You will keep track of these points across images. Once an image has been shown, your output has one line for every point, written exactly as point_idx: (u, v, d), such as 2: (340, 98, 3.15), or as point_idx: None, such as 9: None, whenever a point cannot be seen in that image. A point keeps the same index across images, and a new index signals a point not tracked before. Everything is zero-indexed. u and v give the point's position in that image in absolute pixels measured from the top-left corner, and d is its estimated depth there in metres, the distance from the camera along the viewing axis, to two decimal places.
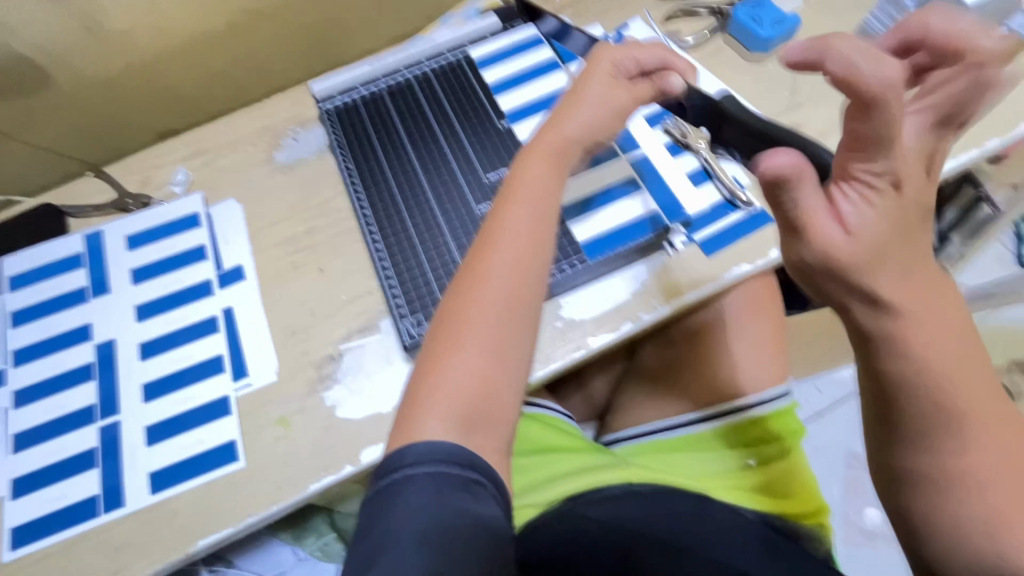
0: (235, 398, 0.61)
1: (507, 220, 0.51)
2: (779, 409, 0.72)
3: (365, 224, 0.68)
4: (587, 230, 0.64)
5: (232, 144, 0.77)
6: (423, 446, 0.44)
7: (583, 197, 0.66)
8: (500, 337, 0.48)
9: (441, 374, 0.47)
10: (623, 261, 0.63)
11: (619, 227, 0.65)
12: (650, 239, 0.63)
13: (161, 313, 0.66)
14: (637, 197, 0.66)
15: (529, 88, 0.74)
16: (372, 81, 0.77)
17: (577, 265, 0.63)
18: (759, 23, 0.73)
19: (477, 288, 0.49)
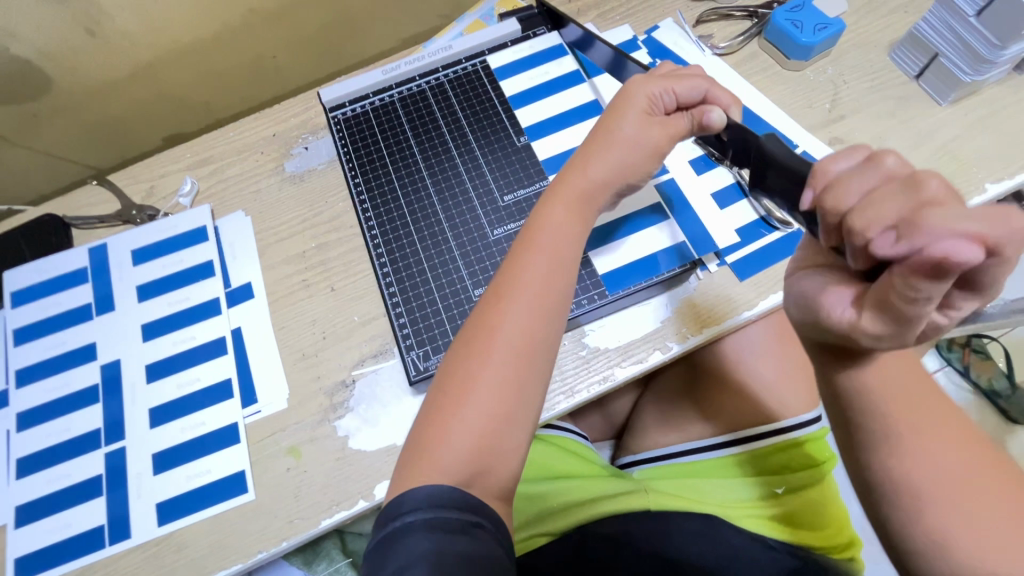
0: (244, 425, 0.58)
1: (526, 261, 0.50)
2: (807, 436, 0.68)
3: (372, 244, 0.65)
4: (608, 259, 0.59)
5: (240, 153, 0.74)
6: (428, 490, 0.41)
7: (604, 225, 0.61)
8: (520, 375, 0.46)
9: (453, 417, 0.45)
10: (644, 295, 0.59)
11: (643, 260, 0.59)
12: (674, 273, 0.58)
13: (167, 334, 0.63)
14: (662, 226, 0.60)
15: (550, 101, 0.70)
16: (385, 89, 0.73)
17: (596, 299, 0.58)
18: (799, 27, 0.68)
19: (491, 337, 0.47)
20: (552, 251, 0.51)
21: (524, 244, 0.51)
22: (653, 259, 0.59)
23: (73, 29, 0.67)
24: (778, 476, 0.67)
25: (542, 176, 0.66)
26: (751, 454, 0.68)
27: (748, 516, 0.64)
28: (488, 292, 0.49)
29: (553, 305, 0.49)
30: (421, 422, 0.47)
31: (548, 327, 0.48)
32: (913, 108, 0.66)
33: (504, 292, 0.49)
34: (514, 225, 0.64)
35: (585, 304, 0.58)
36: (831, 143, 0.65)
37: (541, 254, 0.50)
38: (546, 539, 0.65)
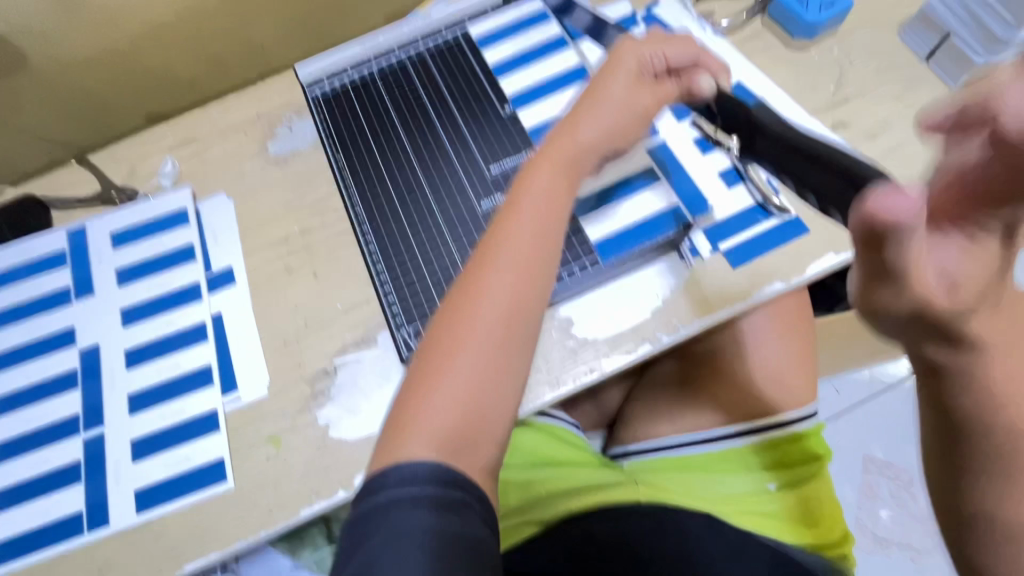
0: (224, 413, 0.57)
1: (511, 230, 0.48)
2: (800, 432, 0.68)
3: (358, 223, 0.64)
4: (598, 223, 0.59)
5: (223, 133, 0.72)
6: (414, 468, 0.40)
7: (601, 190, 0.60)
8: (499, 352, 0.44)
9: (431, 396, 0.43)
10: (642, 260, 0.58)
11: (629, 224, 0.59)
12: (671, 236, 0.58)
13: (146, 319, 0.62)
14: (657, 190, 0.60)
15: (537, 68, 0.67)
16: (365, 64, 0.71)
17: (588, 267, 0.58)
18: (804, 3, 0.65)
19: (473, 307, 0.45)
20: (541, 219, 0.48)
21: (508, 211, 0.49)
22: (641, 223, 0.59)
23: None
24: (773, 472, 0.67)
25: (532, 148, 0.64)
26: (749, 448, 0.68)
27: (743, 512, 0.63)
28: (468, 268, 0.47)
29: (534, 288, 0.47)
30: (396, 405, 0.45)
31: (535, 309, 0.47)
32: (922, 92, 0.63)
33: (482, 266, 0.47)
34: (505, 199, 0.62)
35: (569, 266, 0.58)
36: (834, 128, 0.62)
37: (523, 223, 0.48)
38: (535, 528, 0.64)
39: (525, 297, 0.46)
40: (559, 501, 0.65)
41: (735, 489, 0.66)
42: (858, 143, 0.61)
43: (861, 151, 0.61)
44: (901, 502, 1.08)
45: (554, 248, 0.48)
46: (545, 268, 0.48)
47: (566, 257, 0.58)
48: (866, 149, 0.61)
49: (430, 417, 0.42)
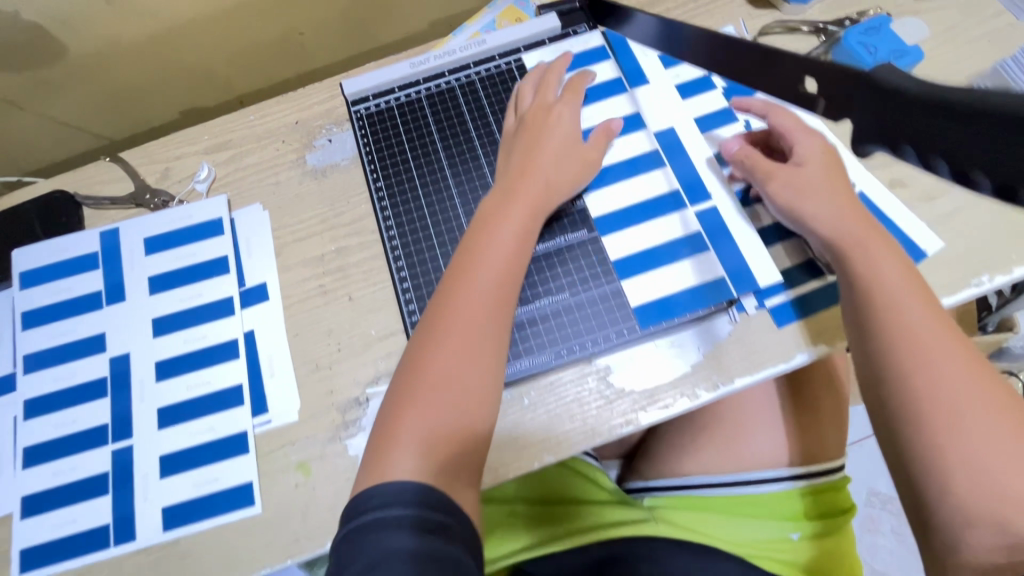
0: (253, 435, 0.57)
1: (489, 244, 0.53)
2: (824, 484, 0.69)
3: (393, 256, 0.62)
4: (636, 288, 0.56)
5: (260, 139, 0.70)
6: (401, 484, 0.43)
7: (641, 252, 0.58)
8: (471, 372, 0.49)
9: (421, 406, 0.47)
10: (677, 332, 0.56)
11: (671, 291, 0.56)
12: (706, 311, 0.55)
13: (177, 332, 0.61)
14: (699, 257, 0.57)
15: (600, 107, 0.63)
16: (412, 83, 0.68)
17: (624, 333, 0.56)
18: (872, 54, 0.62)
19: (450, 316, 0.50)
20: (503, 260, 0.53)
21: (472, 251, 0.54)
22: (689, 287, 0.56)
23: None
24: (795, 521, 0.66)
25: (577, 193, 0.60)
26: (774, 494, 0.67)
27: (768, 558, 0.63)
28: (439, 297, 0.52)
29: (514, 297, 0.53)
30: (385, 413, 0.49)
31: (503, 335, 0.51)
32: None
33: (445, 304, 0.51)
34: (555, 240, 0.59)
35: (608, 329, 0.56)
36: (891, 185, 0.60)
37: (483, 265, 0.53)
38: (547, 552, 0.64)
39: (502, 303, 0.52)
40: (577, 535, 0.65)
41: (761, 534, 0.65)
42: (914, 205, 0.59)
43: (916, 213, 0.59)
44: (901, 539, 1.08)
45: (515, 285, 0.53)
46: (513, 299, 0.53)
47: (599, 320, 0.56)
48: (922, 211, 0.59)
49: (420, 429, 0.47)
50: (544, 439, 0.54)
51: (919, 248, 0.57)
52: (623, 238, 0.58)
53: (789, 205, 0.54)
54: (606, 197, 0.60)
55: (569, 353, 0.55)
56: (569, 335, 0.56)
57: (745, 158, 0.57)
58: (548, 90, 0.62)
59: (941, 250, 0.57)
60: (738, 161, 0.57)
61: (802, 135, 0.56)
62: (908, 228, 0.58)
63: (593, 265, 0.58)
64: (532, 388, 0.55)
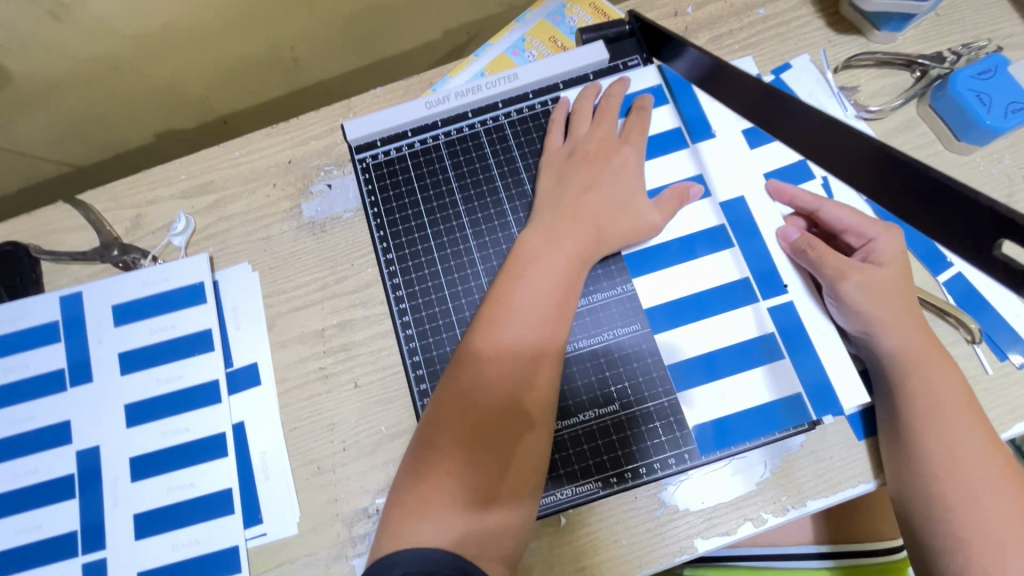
0: (245, 551, 0.49)
1: (524, 290, 0.46)
2: (886, 564, 0.59)
3: (407, 346, 0.53)
4: (698, 403, 0.48)
5: (248, 182, 0.60)
6: (420, 555, 0.37)
7: (705, 356, 0.48)
8: (499, 452, 0.42)
9: (448, 488, 0.41)
10: (746, 454, 0.47)
11: (742, 408, 0.48)
12: (783, 434, 0.47)
13: (155, 421, 0.53)
14: (772, 365, 0.48)
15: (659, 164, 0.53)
16: (428, 126, 0.57)
17: (684, 458, 0.47)
18: (986, 104, 0.51)
19: (481, 376, 0.44)
20: (551, 291, 0.46)
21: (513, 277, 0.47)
22: (759, 407, 0.47)
23: (34, 13, 0.50)
24: None
25: (627, 278, 0.51)
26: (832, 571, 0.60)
27: None
28: (468, 355, 0.45)
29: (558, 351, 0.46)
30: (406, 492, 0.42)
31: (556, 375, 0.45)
32: None
33: (484, 337, 0.45)
34: (603, 336, 0.50)
35: (664, 455, 0.47)
36: None
37: (526, 293, 0.46)
38: None
39: (546, 354, 0.45)
40: None
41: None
42: None
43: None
44: None
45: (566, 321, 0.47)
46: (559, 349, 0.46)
47: (654, 441, 0.48)
48: None
49: (458, 482, 0.41)
50: (584, 571, 0.46)
51: None
52: (684, 336, 0.49)
53: (858, 306, 0.45)
54: (658, 280, 0.50)
55: (618, 480, 0.47)
56: (620, 457, 0.48)
57: (809, 248, 0.48)
58: (611, 126, 0.54)
59: None
60: (798, 250, 0.49)
61: (879, 231, 0.48)
62: (1014, 319, 0.49)
63: (646, 370, 0.49)
64: (571, 511, 0.47)
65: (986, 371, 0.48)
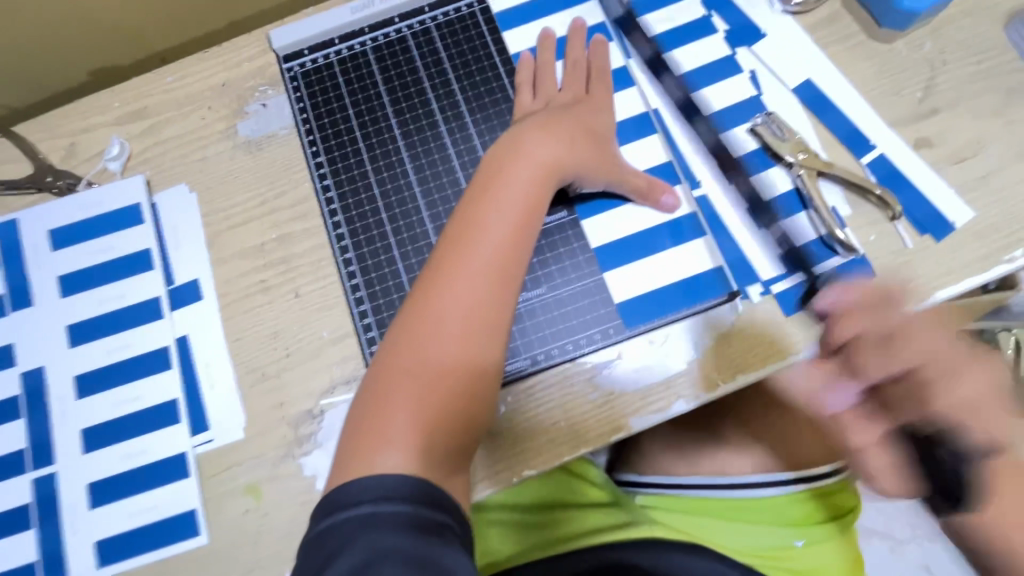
0: (193, 457, 0.50)
1: (487, 216, 0.45)
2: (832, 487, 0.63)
3: (340, 247, 0.54)
4: (625, 283, 0.50)
5: (182, 105, 0.59)
6: (384, 481, 0.37)
7: (628, 241, 0.51)
8: (457, 374, 0.42)
9: (403, 410, 0.41)
10: (676, 329, 0.49)
11: (662, 285, 0.50)
12: (707, 307, 0.49)
13: (97, 341, 0.53)
14: (695, 246, 0.50)
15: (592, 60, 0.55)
16: (355, 33, 0.57)
17: (611, 334, 0.49)
18: None
19: (439, 297, 0.43)
20: (516, 213, 0.46)
21: (477, 202, 0.46)
22: (679, 282, 0.49)
23: None
24: (802, 527, 0.61)
25: None
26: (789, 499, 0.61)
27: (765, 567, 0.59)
28: (429, 273, 0.45)
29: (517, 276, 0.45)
30: (358, 411, 0.42)
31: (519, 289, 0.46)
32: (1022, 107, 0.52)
33: (450, 258, 0.44)
34: None
35: (589, 331, 0.49)
36: (916, 146, 0.52)
37: (493, 214, 0.45)
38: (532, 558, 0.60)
39: (505, 280, 0.45)
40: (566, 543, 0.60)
41: (752, 538, 0.61)
42: (942, 168, 0.52)
43: (944, 177, 0.51)
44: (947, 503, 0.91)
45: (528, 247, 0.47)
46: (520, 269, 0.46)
47: (584, 321, 0.50)
48: (951, 176, 0.51)
49: (419, 401, 0.41)
50: (522, 451, 0.47)
51: (946, 219, 0.50)
52: (609, 223, 0.51)
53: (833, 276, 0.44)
54: None
55: (547, 358, 0.49)
56: (550, 340, 0.49)
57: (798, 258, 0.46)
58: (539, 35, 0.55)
59: (970, 221, 0.50)
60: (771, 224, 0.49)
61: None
62: (934, 196, 0.51)
63: (575, 256, 0.51)
64: (509, 395, 0.48)
65: (906, 245, 0.50)
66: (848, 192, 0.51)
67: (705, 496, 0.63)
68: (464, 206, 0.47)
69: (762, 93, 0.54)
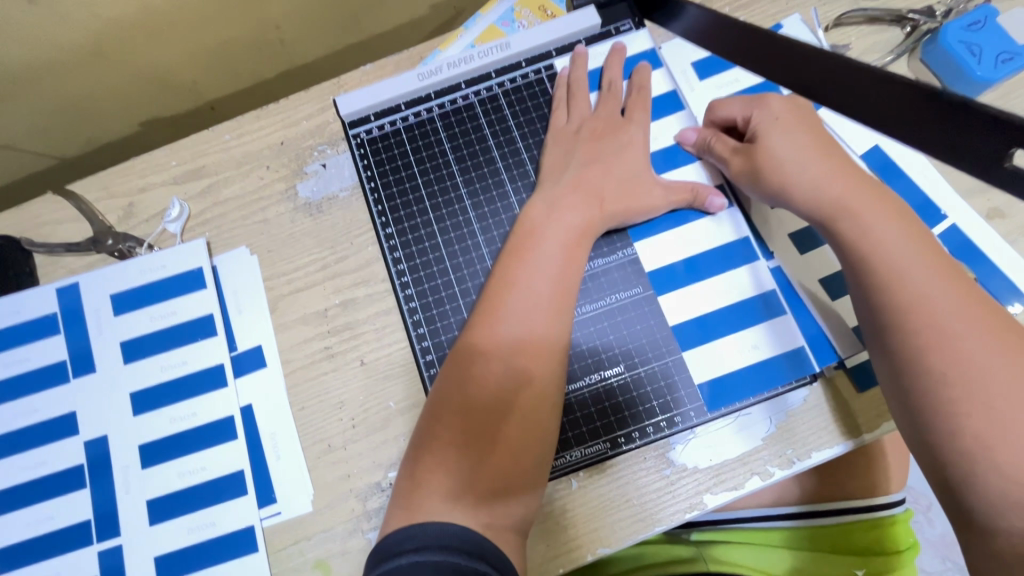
0: (261, 530, 0.49)
1: (521, 272, 0.47)
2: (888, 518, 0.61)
3: (411, 318, 0.53)
4: (701, 357, 0.49)
5: (240, 164, 0.59)
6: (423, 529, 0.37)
7: (703, 314, 0.50)
8: (501, 432, 0.43)
9: (449, 465, 0.42)
10: (754, 407, 0.48)
11: (743, 362, 0.49)
12: (788, 386, 0.48)
13: (160, 409, 0.52)
14: (776, 321, 0.49)
15: (659, 126, 0.55)
16: (421, 99, 0.57)
17: (689, 412, 0.48)
18: (976, 55, 0.52)
19: (481, 356, 0.45)
20: (552, 266, 0.47)
21: (512, 257, 0.48)
22: (757, 358, 0.49)
23: None
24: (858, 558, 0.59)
25: (627, 243, 0.52)
26: (839, 529, 0.61)
27: None
28: (470, 330, 0.46)
29: (561, 338, 0.46)
30: (406, 467, 0.43)
31: (565, 347, 0.46)
32: None
33: (489, 315, 0.46)
34: (603, 300, 0.51)
35: (671, 412, 0.48)
36: (989, 217, 0.52)
37: (529, 269, 0.47)
38: None
39: (547, 339, 0.45)
40: None
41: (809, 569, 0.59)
42: (1015, 240, 0.51)
43: (1017, 249, 0.51)
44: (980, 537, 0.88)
45: (569, 309, 0.47)
46: (564, 331, 0.46)
47: (661, 398, 0.49)
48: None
49: (466, 459, 0.42)
50: (596, 530, 0.47)
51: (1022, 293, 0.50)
52: (685, 297, 0.50)
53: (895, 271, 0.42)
54: (658, 246, 0.52)
55: (625, 437, 0.48)
56: (625, 418, 0.49)
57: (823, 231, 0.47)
58: (608, 104, 0.54)
59: None
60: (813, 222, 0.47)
61: (791, 171, 0.47)
62: (1008, 268, 0.50)
63: (649, 330, 0.50)
64: (581, 473, 0.48)
65: None
66: None
67: (762, 526, 0.64)
68: (500, 259, 0.48)
69: None
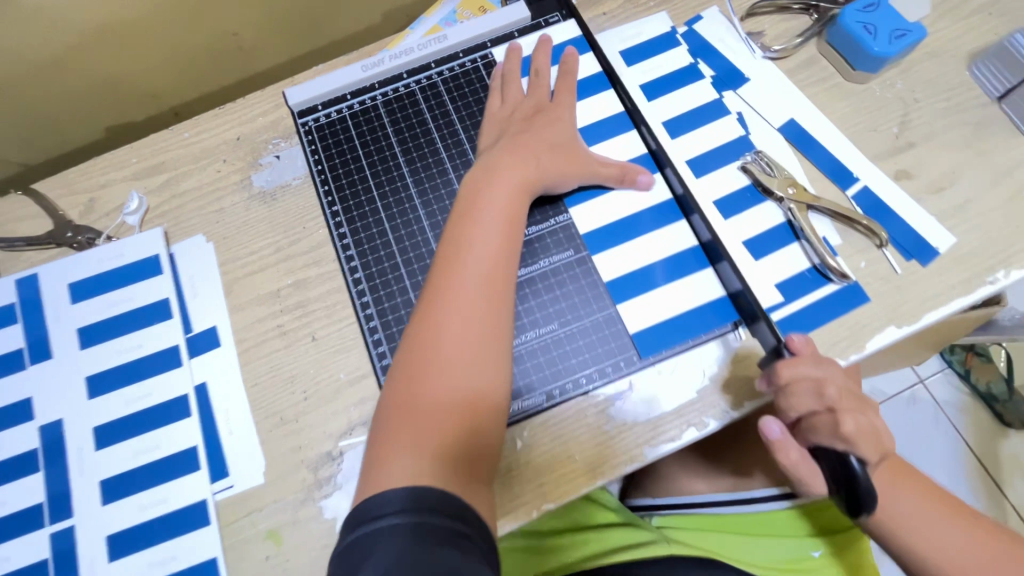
0: (213, 504, 0.50)
1: (475, 231, 0.49)
2: None
3: (356, 290, 0.55)
4: (633, 311, 0.52)
5: (197, 159, 0.62)
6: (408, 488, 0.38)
7: (634, 272, 0.53)
8: (462, 381, 0.44)
9: (414, 420, 0.43)
10: (683, 356, 0.51)
11: (673, 315, 0.52)
12: (714, 334, 0.51)
13: (115, 391, 0.54)
14: (704, 276, 0.52)
15: (588, 106, 0.59)
16: (366, 89, 0.61)
17: (621, 364, 0.51)
18: (872, 33, 0.56)
19: (436, 312, 0.46)
20: (501, 221, 0.50)
21: (463, 219, 0.50)
22: (684, 311, 0.51)
23: None
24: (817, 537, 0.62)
25: (561, 211, 0.55)
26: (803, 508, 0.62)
27: None
28: (428, 292, 0.48)
29: (510, 289, 0.48)
30: (376, 428, 0.44)
31: (512, 297, 0.48)
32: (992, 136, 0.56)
33: (444, 274, 0.47)
34: (540, 263, 0.54)
35: (604, 365, 0.51)
36: (897, 178, 0.56)
37: (481, 227, 0.49)
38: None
39: (499, 288, 0.47)
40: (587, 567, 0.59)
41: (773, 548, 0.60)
42: (922, 198, 0.55)
43: (924, 206, 0.55)
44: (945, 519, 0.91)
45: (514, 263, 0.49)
46: (510, 283, 0.48)
47: (597, 351, 0.51)
48: (931, 204, 0.55)
49: (429, 412, 0.43)
50: (543, 483, 0.48)
51: (931, 246, 0.53)
52: (615, 258, 0.54)
53: None
54: (590, 213, 0.55)
55: (561, 391, 0.50)
56: (561, 372, 0.51)
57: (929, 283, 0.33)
58: (541, 87, 0.58)
59: (952, 245, 0.53)
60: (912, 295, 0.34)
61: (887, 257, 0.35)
62: (917, 224, 0.54)
63: (583, 290, 0.53)
64: (526, 429, 0.49)
65: (895, 271, 0.53)
66: (836, 222, 0.54)
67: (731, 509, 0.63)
68: (451, 224, 0.51)
69: (750, 132, 0.58)
